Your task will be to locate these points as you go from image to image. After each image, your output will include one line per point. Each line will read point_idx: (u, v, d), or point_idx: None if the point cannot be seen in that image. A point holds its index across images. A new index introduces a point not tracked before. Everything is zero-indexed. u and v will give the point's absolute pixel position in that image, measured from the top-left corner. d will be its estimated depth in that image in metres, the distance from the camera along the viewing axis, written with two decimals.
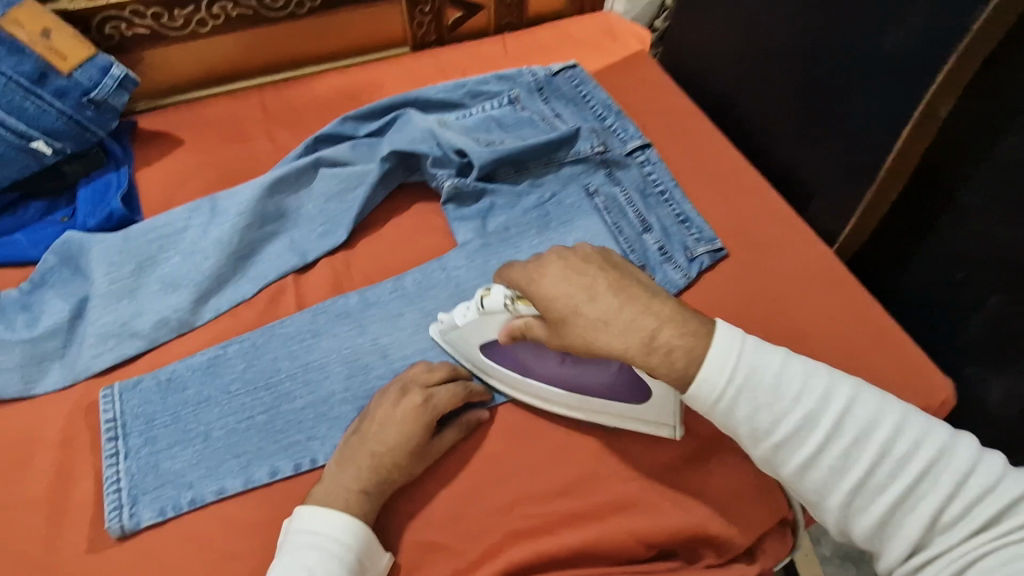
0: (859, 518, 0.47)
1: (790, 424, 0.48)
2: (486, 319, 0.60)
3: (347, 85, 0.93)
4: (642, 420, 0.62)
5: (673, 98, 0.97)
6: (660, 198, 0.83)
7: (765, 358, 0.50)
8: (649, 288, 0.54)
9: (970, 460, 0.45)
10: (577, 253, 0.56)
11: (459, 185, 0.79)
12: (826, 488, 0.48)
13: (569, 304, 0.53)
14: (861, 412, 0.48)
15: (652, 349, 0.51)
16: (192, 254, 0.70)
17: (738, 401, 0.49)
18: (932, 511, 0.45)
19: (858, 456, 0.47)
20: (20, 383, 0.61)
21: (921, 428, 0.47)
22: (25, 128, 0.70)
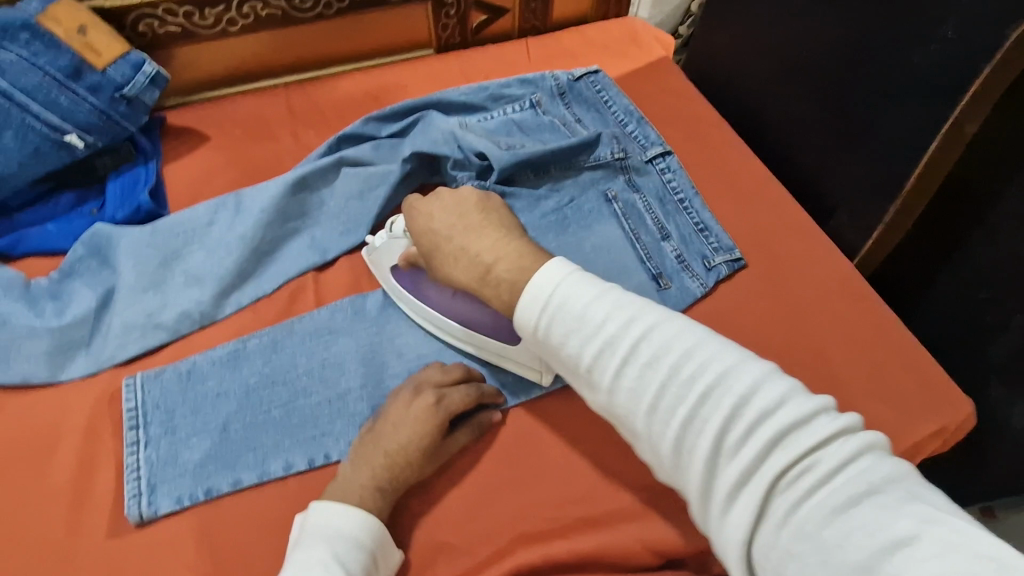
0: (663, 445, 0.45)
1: (595, 349, 0.47)
2: (392, 243, 0.69)
3: (371, 86, 0.94)
4: (515, 359, 0.65)
5: (695, 105, 0.96)
6: (679, 206, 0.83)
7: (575, 286, 0.49)
8: (506, 228, 0.57)
9: (770, 387, 0.43)
10: (454, 195, 0.61)
11: (478, 188, 0.79)
12: (632, 414, 0.47)
13: (433, 240, 0.60)
14: (661, 336, 0.46)
15: (486, 281, 0.55)
16: (215, 248, 0.71)
17: (552, 328, 0.49)
18: (724, 435, 0.42)
19: (654, 381, 0.45)
20: (46, 371, 0.63)
21: (722, 356, 0.45)
22: (60, 121, 0.71)
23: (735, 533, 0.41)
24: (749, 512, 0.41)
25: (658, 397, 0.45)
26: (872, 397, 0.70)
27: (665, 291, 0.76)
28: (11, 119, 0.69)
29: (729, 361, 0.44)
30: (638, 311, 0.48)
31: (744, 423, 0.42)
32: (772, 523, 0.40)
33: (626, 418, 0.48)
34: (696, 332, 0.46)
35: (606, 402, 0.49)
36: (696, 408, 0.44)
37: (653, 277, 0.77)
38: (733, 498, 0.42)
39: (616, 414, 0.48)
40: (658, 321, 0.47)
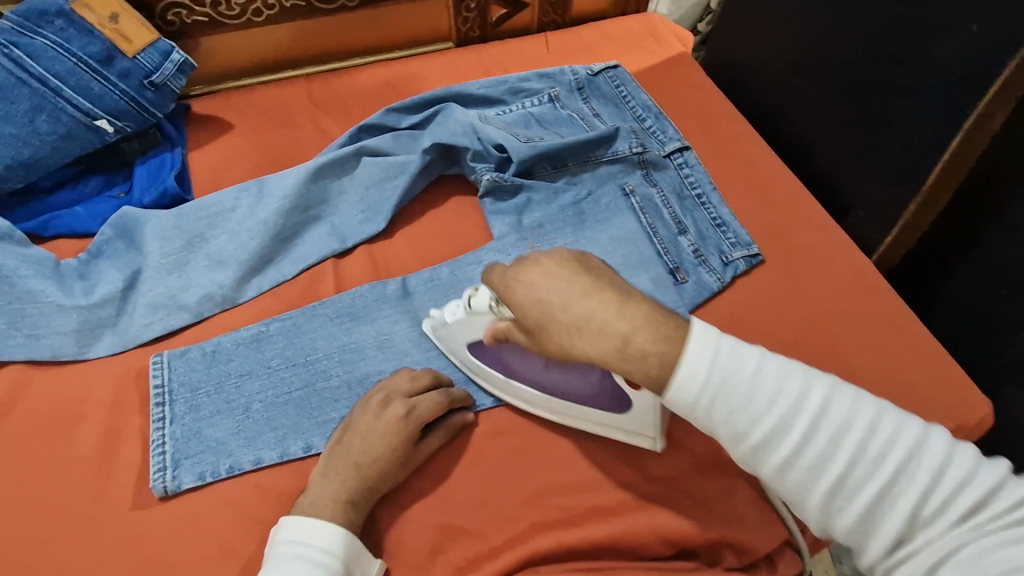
0: (841, 519, 0.46)
1: (769, 425, 0.46)
2: (472, 318, 0.62)
3: (392, 77, 0.95)
4: (622, 428, 0.62)
5: (714, 101, 0.96)
6: (697, 201, 0.84)
7: (739, 361, 0.47)
8: (625, 290, 0.52)
9: (950, 455, 0.44)
10: (553, 257, 0.53)
11: (497, 179, 0.80)
12: (808, 489, 0.46)
13: (544, 312, 0.51)
14: (838, 409, 0.46)
15: (627, 353, 0.49)
16: (238, 233, 0.72)
17: (717, 404, 0.47)
18: (915, 510, 0.43)
19: (840, 456, 0.45)
20: (74, 347, 0.64)
21: (902, 425, 0.45)
22: (90, 107, 0.72)
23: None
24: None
25: (839, 471, 0.45)
26: (889, 394, 0.70)
27: (682, 285, 0.77)
28: (45, 104, 0.71)
29: (909, 430, 0.45)
30: (809, 382, 0.47)
31: (939, 496, 0.43)
32: None
33: (795, 491, 0.47)
34: (870, 401, 0.47)
35: (773, 477, 0.48)
36: (882, 480, 0.44)
37: (670, 270, 0.77)
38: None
39: (784, 487, 0.48)
40: (830, 392, 0.47)
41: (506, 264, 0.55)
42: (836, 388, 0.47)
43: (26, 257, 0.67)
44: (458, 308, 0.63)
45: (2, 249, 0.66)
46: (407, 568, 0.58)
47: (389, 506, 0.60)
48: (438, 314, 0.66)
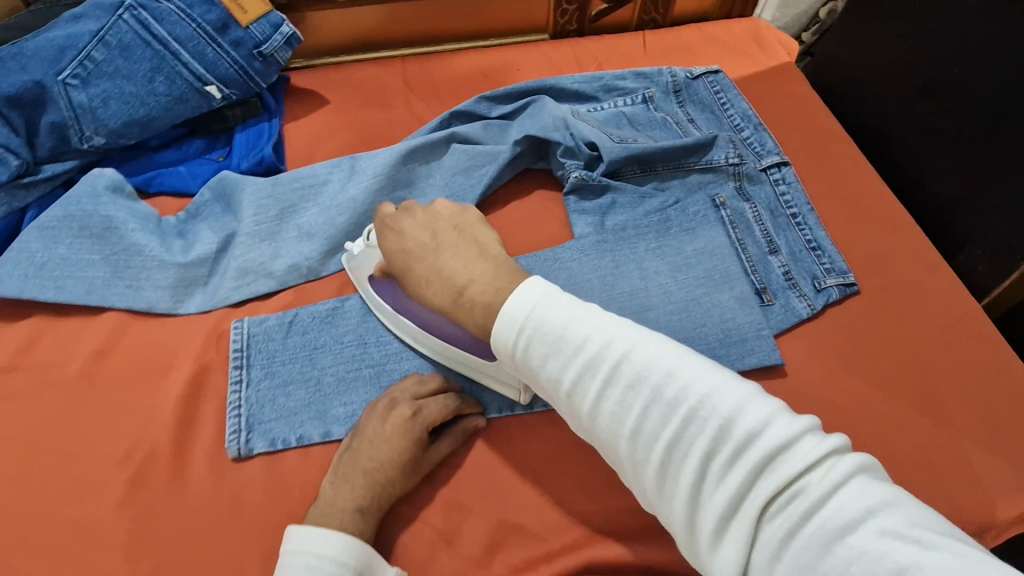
0: (644, 472, 0.43)
1: (573, 372, 0.45)
2: (370, 253, 0.66)
3: (484, 65, 0.94)
4: (498, 378, 0.63)
5: (817, 118, 0.91)
6: (791, 221, 0.79)
7: (550, 305, 0.46)
8: (484, 248, 0.55)
9: (753, 406, 0.40)
10: (427, 212, 0.59)
11: (585, 178, 0.78)
12: (615, 439, 0.44)
13: (404, 259, 0.57)
14: (642, 355, 0.44)
15: (460, 303, 0.53)
16: (328, 207, 0.73)
17: (531, 351, 0.47)
18: (709, 459, 0.40)
19: (637, 402, 0.43)
20: (168, 301, 0.67)
21: (704, 375, 0.42)
22: (203, 72, 0.74)
23: (725, 563, 0.39)
24: (738, 541, 0.38)
25: (638, 421, 0.43)
26: (986, 450, 0.65)
27: (768, 307, 0.72)
28: (162, 66, 0.73)
29: (712, 381, 0.42)
30: (619, 325, 0.46)
31: (728, 450, 0.39)
32: (763, 553, 0.38)
33: (606, 444, 0.45)
34: (679, 350, 0.44)
35: (588, 427, 0.46)
36: (677, 431, 0.41)
37: (757, 290, 0.73)
38: (718, 528, 0.39)
39: (597, 438, 0.46)
40: (640, 341, 0.45)
41: (388, 211, 0.61)
42: (650, 335, 0.45)
43: (133, 211, 0.70)
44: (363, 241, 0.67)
45: (113, 202, 0.69)
46: (462, 559, 0.57)
47: (451, 496, 0.60)
48: (349, 247, 0.69)
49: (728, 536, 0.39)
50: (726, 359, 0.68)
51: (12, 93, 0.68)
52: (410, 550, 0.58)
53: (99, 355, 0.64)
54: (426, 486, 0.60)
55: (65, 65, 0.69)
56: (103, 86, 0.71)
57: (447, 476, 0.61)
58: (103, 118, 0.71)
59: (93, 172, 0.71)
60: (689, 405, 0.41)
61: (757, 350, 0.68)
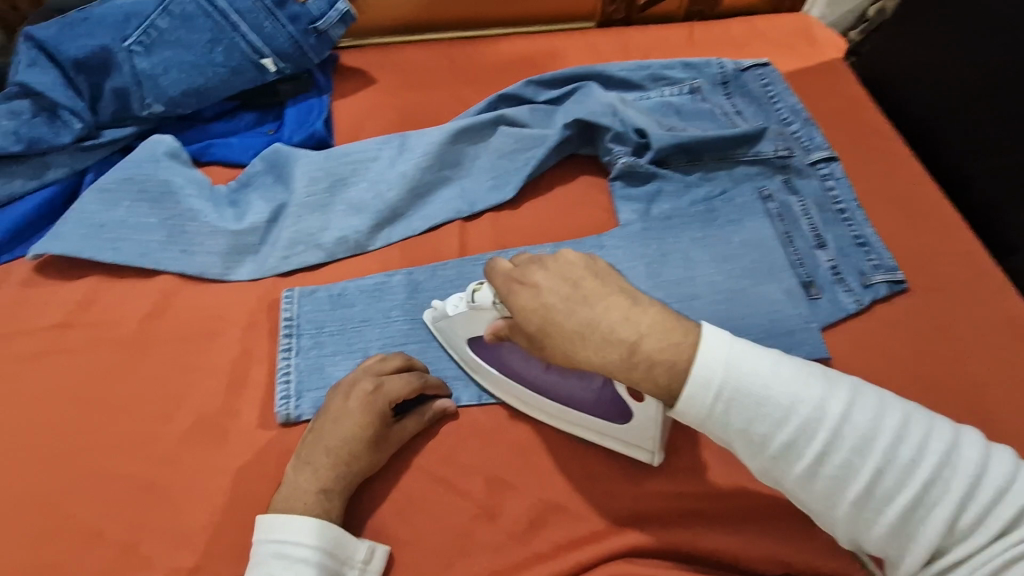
0: (869, 525, 0.44)
1: (786, 439, 0.44)
2: (471, 316, 0.59)
3: (531, 51, 0.94)
4: (622, 439, 0.60)
5: (867, 115, 0.90)
6: (839, 216, 0.78)
7: (753, 364, 0.45)
8: (634, 294, 0.48)
9: (967, 451, 0.44)
10: (556, 258, 0.50)
11: (633, 165, 0.78)
12: (831, 499, 0.45)
13: (544, 317, 0.48)
14: (860, 417, 0.44)
15: (634, 363, 0.46)
16: (378, 182, 0.74)
17: (736, 413, 0.45)
18: (946, 514, 0.42)
19: (861, 465, 0.44)
20: (220, 268, 0.68)
21: (917, 427, 0.44)
22: (261, 45, 0.75)
23: None
24: None
25: (865, 482, 0.44)
26: None
27: (815, 301, 0.72)
28: (222, 37, 0.74)
29: (925, 431, 0.44)
30: (820, 382, 0.45)
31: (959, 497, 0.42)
32: None
33: (815, 502, 0.46)
34: (880, 402, 0.45)
35: (795, 488, 0.46)
36: (910, 488, 0.43)
37: (803, 284, 0.72)
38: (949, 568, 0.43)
39: (805, 496, 0.46)
40: (845, 396, 0.45)
41: (505, 260, 0.51)
42: (848, 388, 0.46)
43: (190, 177, 0.71)
44: (461, 300, 0.60)
45: (172, 167, 0.71)
46: (503, 534, 0.58)
47: (493, 471, 0.60)
48: (439, 304, 0.63)
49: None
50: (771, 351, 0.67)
51: (80, 57, 0.70)
52: (450, 522, 0.58)
53: (152, 316, 0.66)
54: (466, 461, 0.61)
55: (130, 33, 0.71)
56: (164, 54, 0.72)
57: (489, 452, 0.61)
58: (163, 87, 0.73)
59: (154, 138, 0.72)
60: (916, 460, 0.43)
61: (804, 342, 0.68)
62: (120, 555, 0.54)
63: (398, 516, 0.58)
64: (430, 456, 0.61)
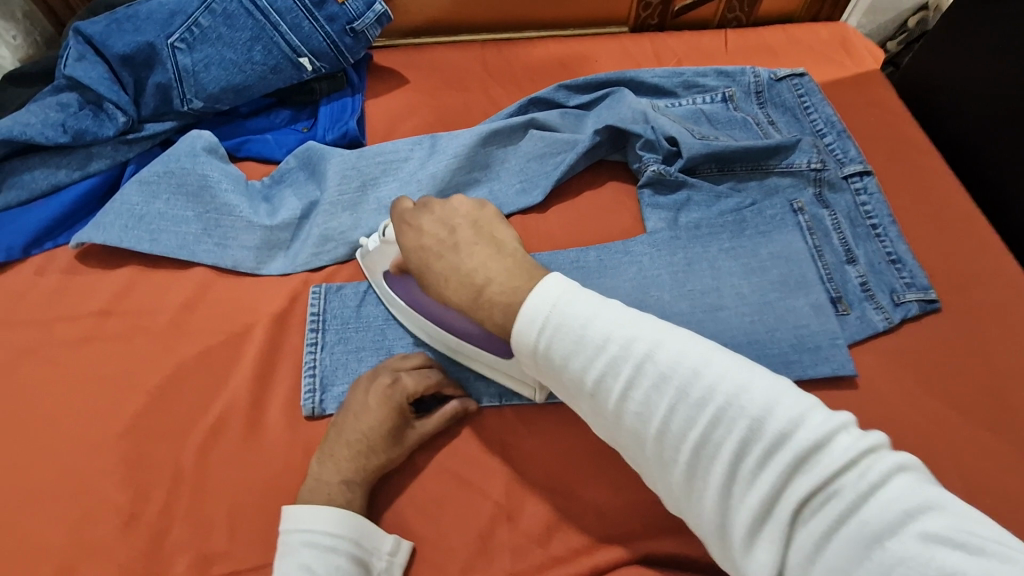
0: (674, 467, 0.44)
1: (595, 373, 0.46)
2: (384, 247, 0.66)
3: (563, 55, 0.95)
4: (510, 375, 0.63)
5: (904, 129, 0.88)
6: (871, 232, 0.77)
7: (576, 301, 0.48)
8: (504, 247, 0.57)
9: (784, 404, 0.41)
10: (445, 207, 0.61)
11: (663, 172, 0.78)
12: (642, 437, 0.45)
13: (424, 258, 0.59)
14: (669, 356, 0.44)
15: (479, 302, 0.54)
16: (408, 182, 0.75)
17: (555, 343, 0.48)
18: (735, 458, 0.41)
19: (663, 401, 0.44)
20: (252, 262, 0.70)
21: (730, 373, 0.43)
22: (298, 44, 0.77)
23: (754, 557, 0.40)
24: (767, 538, 0.39)
25: (664, 419, 0.43)
26: None
27: (843, 317, 0.71)
28: (262, 35, 0.75)
29: (738, 379, 0.42)
30: (641, 321, 0.47)
31: (761, 450, 0.40)
32: (794, 548, 0.38)
33: (634, 440, 0.46)
34: (707, 349, 0.44)
35: (612, 425, 0.47)
36: (704, 430, 0.42)
37: (832, 299, 0.71)
38: (748, 524, 0.40)
39: (624, 433, 0.46)
40: (665, 339, 0.45)
41: (406, 204, 0.63)
42: (673, 332, 0.46)
43: (226, 172, 0.73)
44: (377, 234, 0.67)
45: (209, 161, 0.72)
46: (520, 537, 0.58)
47: (512, 474, 0.61)
48: (365, 241, 0.69)
49: (764, 539, 0.40)
50: (798, 365, 0.67)
51: (127, 53, 0.72)
52: (468, 522, 0.59)
53: (187, 307, 0.67)
54: (485, 462, 0.61)
55: (174, 30, 0.73)
56: (206, 51, 0.74)
57: (509, 454, 0.62)
58: (203, 83, 0.75)
59: (193, 133, 0.74)
60: (716, 403, 0.42)
61: (832, 358, 0.67)
62: (149, 540, 0.56)
63: (417, 514, 0.59)
64: (451, 455, 0.62)
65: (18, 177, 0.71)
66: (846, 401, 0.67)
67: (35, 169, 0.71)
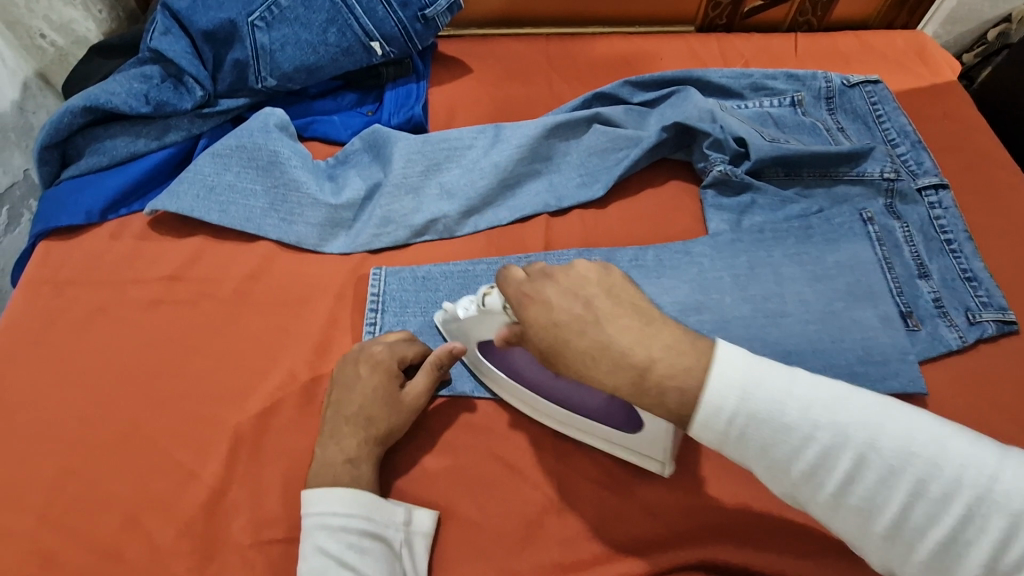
0: (902, 555, 0.41)
1: (805, 465, 0.41)
2: (483, 317, 0.56)
3: (628, 51, 0.94)
4: (632, 448, 0.59)
5: (983, 143, 0.85)
6: (945, 247, 0.74)
7: (773, 384, 0.41)
8: (646, 312, 0.45)
9: (1022, 484, 0.38)
10: (570, 271, 0.47)
11: (729, 173, 0.76)
12: (862, 528, 0.41)
13: (555, 336, 0.45)
14: (890, 442, 0.40)
15: (644, 387, 0.43)
16: (471, 170, 0.75)
17: (755, 438, 0.41)
18: (992, 555, 0.38)
19: (892, 493, 0.40)
20: (315, 239, 0.71)
21: (959, 452, 0.39)
22: (371, 28, 0.78)
23: None
24: None
25: (894, 511, 0.40)
26: None
27: (914, 332, 0.68)
28: (337, 17, 0.76)
29: (968, 459, 0.39)
30: (848, 399, 0.41)
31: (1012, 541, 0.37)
32: None
33: (846, 527, 0.42)
34: (922, 421, 0.41)
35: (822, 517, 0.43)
36: (939, 518, 0.39)
37: (902, 314, 0.69)
38: None
39: (834, 519, 0.42)
40: (876, 417, 0.41)
41: (518, 270, 0.49)
42: (880, 404, 0.42)
43: (295, 150, 0.74)
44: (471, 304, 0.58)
45: (281, 138, 0.74)
46: (567, 529, 0.57)
47: (562, 464, 0.60)
48: (452, 309, 0.60)
49: None
50: (864, 378, 0.64)
51: (209, 29, 0.74)
52: (516, 510, 0.58)
53: (251, 278, 0.69)
54: (536, 451, 0.61)
55: (255, 8, 0.74)
56: (284, 31, 0.76)
57: (560, 446, 0.61)
58: (278, 62, 0.76)
59: (265, 110, 0.76)
60: (946, 489, 0.39)
61: (900, 374, 0.64)
62: (206, 500, 0.57)
63: (467, 498, 0.59)
64: (500, 441, 0.62)
65: (100, 144, 0.74)
66: None
67: (116, 137, 0.74)
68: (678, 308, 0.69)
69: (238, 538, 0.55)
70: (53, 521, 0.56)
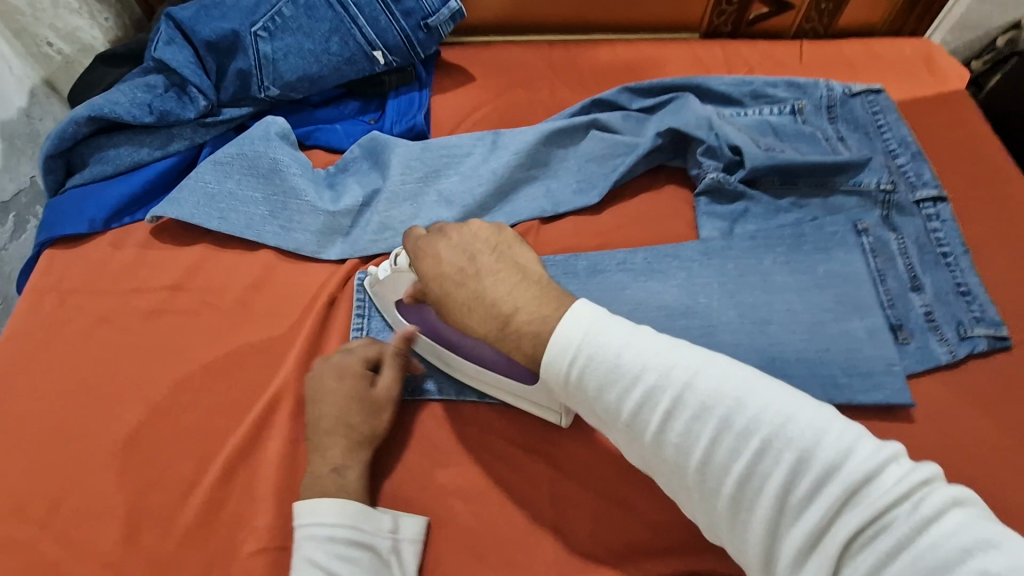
0: (714, 498, 0.43)
1: (632, 403, 0.45)
2: (396, 277, 0.62)
3: (631, 57, 0.93)
4: (534, 401, 0.61)
5: (987, 153, 0.84)
6: (940, 260, 0.73)
7: (608, 330, 0.46)
8: (525, 270, 0.54)
9: (828, 430, 0.40)
10: (461, 232, 0.57)
11: (722, 180, 0.76)
12: (681, 469, 0.44)
13: (443, 287, 0.54)
14: (706, 385, 0.43)
15: (506, 332, 0.51)
16: (470, 177, 0.75)
17: (589, 376, 0.46)
18: (785, 493, 0.40)
19: (703, 433, 0.43)
20: (314, 246, 0.71)
21: (775, 400, 0.42)
22: (374, 37, 0.78)
23: None
24: None
25: (705, 450, 0.42)
26: None
27: (903, 346, 0.68)
28: (340, 27, 0.77)
29: (780, 405, 0.42)
30: (682, 349, 0.46)
31: (807, 482, 0.39)
32: None
33: (671, 471, 0.45)
34: (748, 374, 0.44)
35: (652, 459, 0.46)
36: (745, 458, 0.41)
37: (892, 327, 0.69)
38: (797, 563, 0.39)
39: (664, 464, 0.45)
40: (702, 365, 0.44)
41: (420, 231, 0.59)
42: (712, 358, 0.45)
43: (295, 158, 0.75)
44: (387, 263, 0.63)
45: (282, 146, 0.75)
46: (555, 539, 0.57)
47: (553, 474, 0.60)
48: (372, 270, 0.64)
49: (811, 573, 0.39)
50: (849, 390, 0.64)
51: (212, 39, 0.75)
52: (505, 519, 0.58)
53: (248, 285, 0.69)
54: (528, 459, 0.61)
55: (258, 18, 0.75)
56: (286, 40, 0.76)
57: (552, 455, 0.61)
58: (281, 71, 0.76)
59: (268, 118, 0.76)
60: (752, 429, 0.42)
61: (885, 386, 0.64)
62: (200, 508, 0.57)
63: (456, 507, 0.59)
64: (490, 450, 0.61)
65: (104, 153, 0.74)
66: (904, 432, 0.63)
67: (120, 146, 0.74)
68: (664, 312, 0.68)
69: (231, 544, 0.56)
70: (57, 530, 0.57)
